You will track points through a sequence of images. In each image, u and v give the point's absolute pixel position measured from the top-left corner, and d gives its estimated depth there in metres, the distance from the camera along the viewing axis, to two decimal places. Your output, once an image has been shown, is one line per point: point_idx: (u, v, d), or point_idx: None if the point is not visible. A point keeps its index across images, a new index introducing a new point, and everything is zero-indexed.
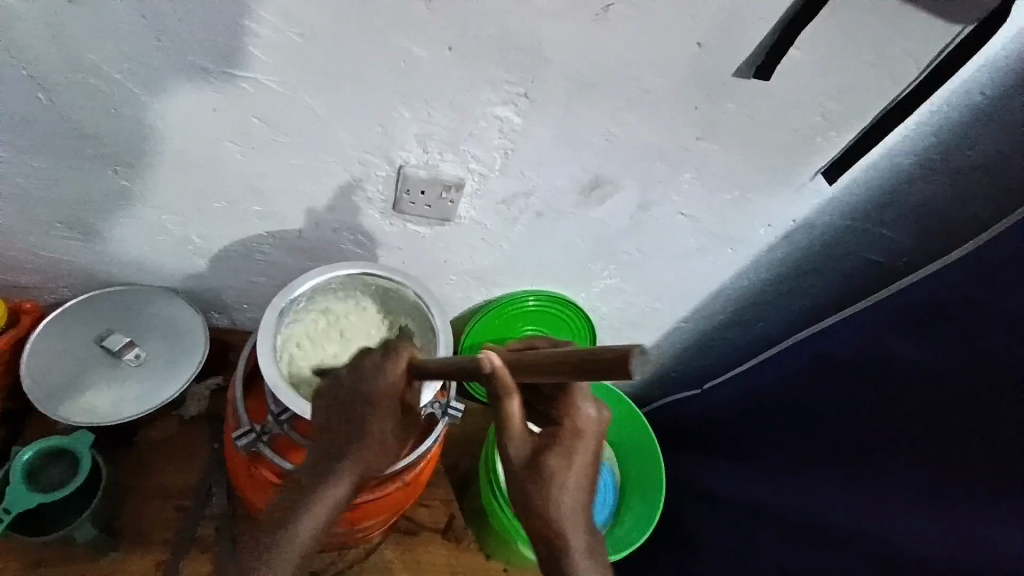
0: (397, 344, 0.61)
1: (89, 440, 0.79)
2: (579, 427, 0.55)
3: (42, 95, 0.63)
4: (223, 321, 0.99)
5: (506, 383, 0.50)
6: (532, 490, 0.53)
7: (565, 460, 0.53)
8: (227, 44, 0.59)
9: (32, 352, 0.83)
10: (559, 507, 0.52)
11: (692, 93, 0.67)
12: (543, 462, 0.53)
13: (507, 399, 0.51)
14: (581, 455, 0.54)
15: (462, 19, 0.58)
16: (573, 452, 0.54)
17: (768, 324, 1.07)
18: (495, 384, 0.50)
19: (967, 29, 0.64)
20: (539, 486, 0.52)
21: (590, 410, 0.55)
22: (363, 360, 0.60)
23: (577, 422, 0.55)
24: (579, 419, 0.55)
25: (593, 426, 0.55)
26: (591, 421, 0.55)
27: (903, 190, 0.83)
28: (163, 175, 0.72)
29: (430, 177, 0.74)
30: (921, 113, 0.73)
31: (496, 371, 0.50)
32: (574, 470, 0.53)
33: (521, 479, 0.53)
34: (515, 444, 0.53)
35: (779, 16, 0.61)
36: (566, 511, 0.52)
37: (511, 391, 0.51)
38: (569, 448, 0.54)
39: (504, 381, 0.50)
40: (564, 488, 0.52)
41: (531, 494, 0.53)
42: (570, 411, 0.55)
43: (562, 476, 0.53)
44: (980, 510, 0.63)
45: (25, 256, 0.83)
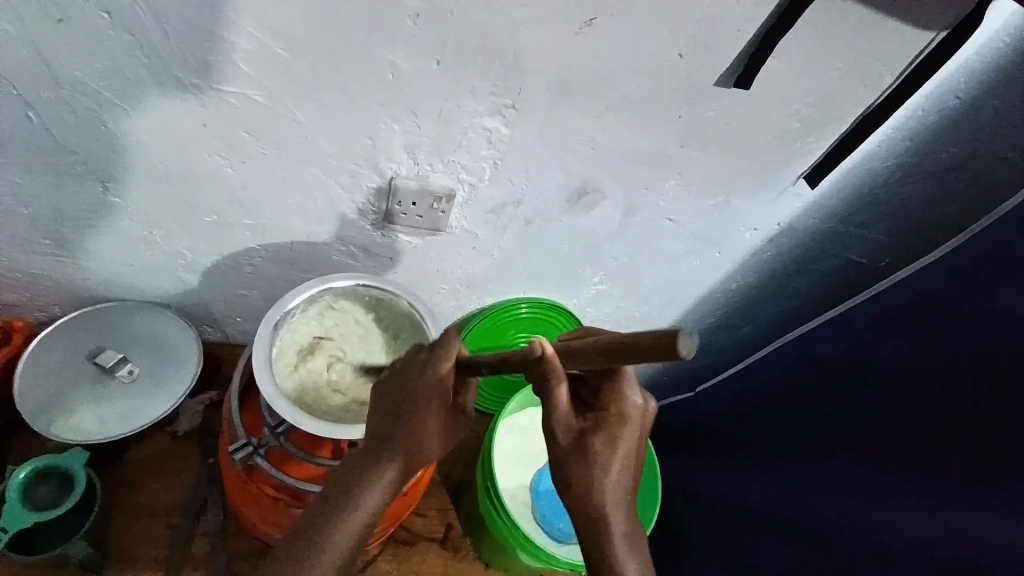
0: (444, 337, 0.60)
1: (82, 459, 0.79)
2: (626, 414, 0.54)
3: (32, 113, 0.63)
4: (214, 335, 0.99)
5: (554, 369, 0.50)
6: (577, 473, 0.54)
7: (610, 444, 0.54)
8: (217, 62, 0.60)
9: (22, 368, 0.82)
10: (602, 489, 0.54)
11: (675, 101, 0.69)
12: (588, 446, 0.54)
13: (556, 385, 0.52)
14: (625, 441, 0.54)
15: (448, 34, 0.60)
16: (617, 439, 0.54)
17: (757, 326, 1.08)
18: (545, 367, 0.50)
19: (938, 35, 0.66)
20: (584, 468, 0.54)
21: (637, 399, 0.55)
22: (413, 356, 0.61)
23: (624, 410, 0.54)
24: (626, 406, 0.54)
25: (638, 414, 0.55)
26: (637, 409, 0.55)
27: (883, 191, 0.85)
28: (154, 190, 0.73)
29: (419, 188, 0.75)
30: (897, 118, 0.75)
31: (546, 357, 0.50)
32: (620, 456, 0.54)
33: (564, 460, 0.55)
34: (560, 426, 0.54)
35: (756, 26, 0.63)
36: (610, 493, 0.54)
37: (558, 377, 0.51)
38: (615, 434, 0.54)
39: (552, 367, 0.50)
40: (608, 471, 0.54)
41: (574, 476, 0.54)
42: (616, 399, 0.54)
43: (607, 460, 0.54)
44: (960, 500, 0.64)
45: (12, 274, 0.83)
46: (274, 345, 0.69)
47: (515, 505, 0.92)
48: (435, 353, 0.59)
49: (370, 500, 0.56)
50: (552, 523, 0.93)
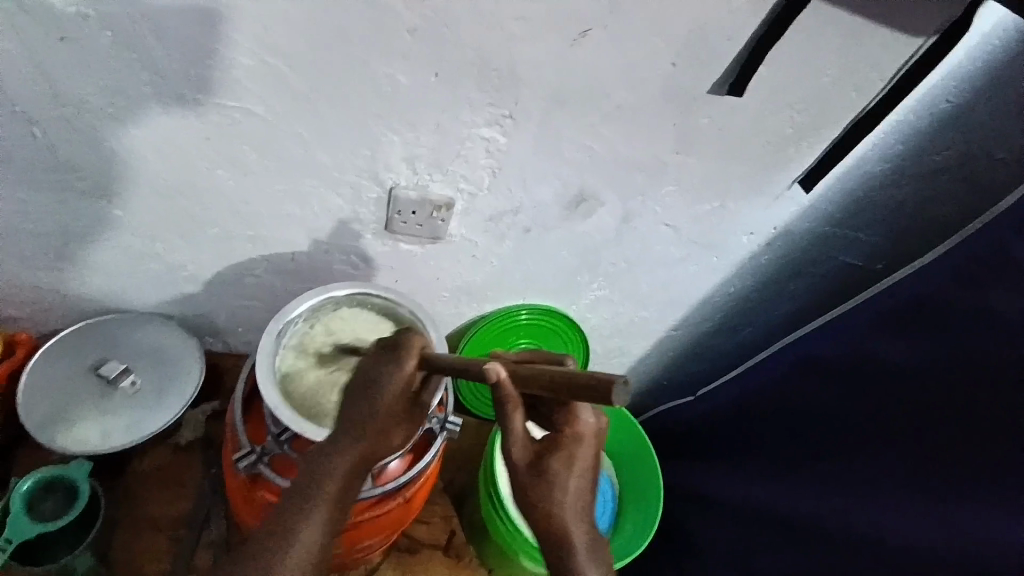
0: (405, 338, 0.61)
1: (85, 470, 0.79)
2: (580, 434, 0.54)
3: (36, 130, 0.64)
4: (217, 345, 0.99)
5: (506, 392, 0.51)
6: (536, 499, 0.54)
7: (567, 465, 0.54)
8: (218, 77, 0.61)
9: (26, 381, 0.83)
10: (561, 510, 0.54)
11: (670, 109, 0.70)
12: (545, 469, 0.54)
13: (510, 410, 0.52)
14: (582, 461, 0.54)
15: (445, 47, 0.61)
16: (574, 460, 0.54)
17: (755, 329, 1.09)
18: (497, 393, 0.51)
19: (927, 41, 0.67)
20: (541, 492, 0.54)
21: (591, 419, 0.55)
22: (376, 355, 0.61)
23: (577, 430, 0.54)
24: (580, 428, 0.54)
25: (592, 433, 0.55)
26: (590, 428, 0.55)
27: (877, 194, 0.86)
28: (156, 203, 0.74)
29: (419, 198, 0.76)
30: (890, 122, 0.76)
31: (500, 383, 0.51)
32: (577, 477, 0.54)
33: (523, 484, 0.54)
34: (517, 448, 0.54)
35: (747, 35, 0.64)
36: (570, 512, 0.54)
37: (511, 401, 0.51)
38: (571, 454, 0.54)
39: (504, 391, 0.51)
40: (567, 492, 0.54)
41: (533, 499, 0.54)
42: (570, 420, 0.54)
43: (564, 484, 0.53)
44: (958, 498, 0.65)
45: (16, 288, 0.83)
46: (276, 353, 0.69)
47: None
48: (397, 354, 0.60)
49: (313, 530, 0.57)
50: None
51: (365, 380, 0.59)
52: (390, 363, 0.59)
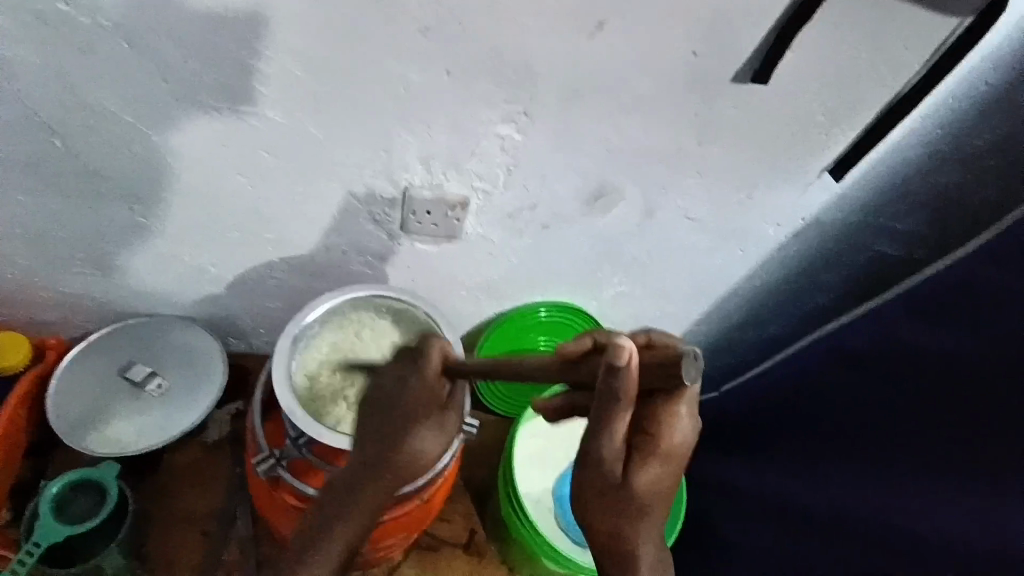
0: (426, 343, 0.61)
1: (115, 471, 0.81)
2: (670, 447, 0.49)
3: (55, 138, 0.65)
4: (241, 345, 1.00)
5: (627, 389, 0.44)
6: (616, 507, 0.50)
7: (654, 475, 0.50)
8: (230, 81, 0.61)
9: (57, 385, 0.85)
10: (636, 524, 0.50)
11: (691, 99, 0.67)
12: (632, 479, 0.49)
13: (624, 404, 0.45)
14: (665, 473, 0.50)
15: (458, 42, 0.59)
16: (659, 475, 0.50)
17: (784, 323, 1.05)
18: (616, 385, 0.44)
19: (968, 20, 0.63)
20: (622, 503, 0.50)
21: (686, 429, 0.49)
22: (399, 368, 0.61)
23: (669, 440, 0.49)
24: (674, 439, 0.49)
25: (684, 444, 0.49)
26: (682, 439, 0.49)
27: (913, 183, 0.82)
28: (177, 208, 0.74)
29: (435, 198, 0.75)
30: (926, 107, 0.72)
31: (622, 378, 0.44)
32: (656, 491, 0.50)
33: (602, 490, 0.50)
34: (609, 453, 0.48)
35: (772, 21, 0.61)
36: (643, 536, 0.51)
37: (628, 397, 0.45)
38: (660, 466, 0.49)
39: (628, 384, 0.44)
40: (648, 504, 0.50)
41: (614, 504, 0.50)
42: (667, 431, 0.48)
43: (648, 499, 0.50)
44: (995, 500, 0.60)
45: (45, 294, 0.85)
46: (294, 359, 0.69)
47: (538, 510, 0.92)
48: (418, 363, 0.59)
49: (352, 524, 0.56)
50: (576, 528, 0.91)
51: (386, 400, 0.59)
52: (414, 370, 0.59)
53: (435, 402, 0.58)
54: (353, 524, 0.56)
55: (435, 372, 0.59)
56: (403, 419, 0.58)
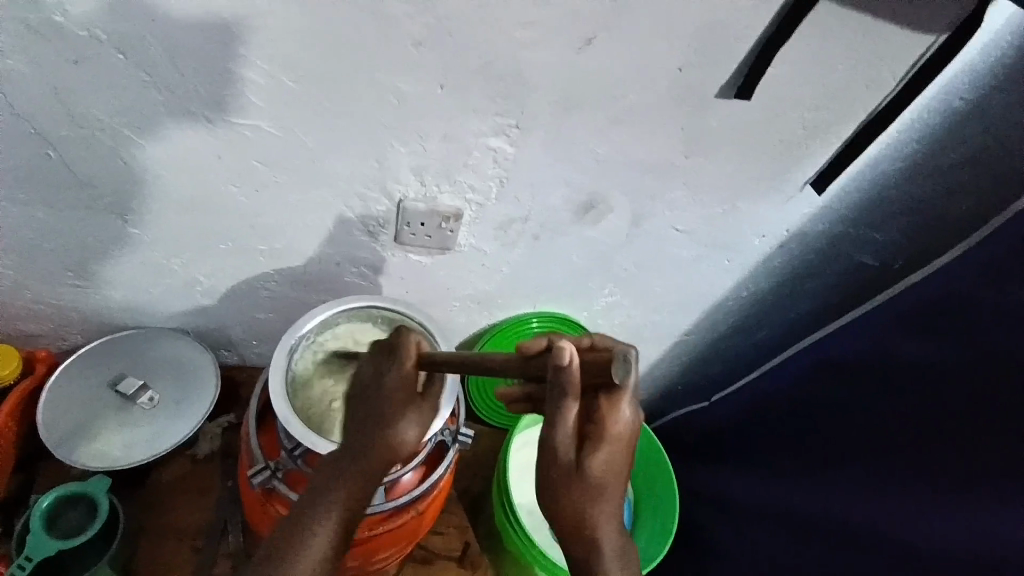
0: (399, 340, 0.62)
1: (106, 485, 0.79)
2: (616, 432, 0.51)
3: (51, 149, 0.65)
4: (232, 358, 1.00)
5: (572, 381, 0.47)
6: (574, 496, 0.52)
7: (606, 460, 0.52)
8: (228, 94, 0.62)
9: (46, 400, 0.84)
10: (596, 508, 0.52)
11: (677, 113, 0.69)
12: (584, 466, 0.51)
13: (570, 398, 0.48)
14: (616, 457, 0.52)
15: (451, 57, 0.61)
16: (609, 459, 0.52)
17: (772, 333, 1.07)
18: (563, 380, 0.47)
19: (939, 37, 0.66)
20: (580, 491, 0.52)
21: (630, 416, 0.51)
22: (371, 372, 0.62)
23: (614, 426, 0.50)
24: (620, 426, 0.51)
25: (629, 429, 0.52)
26: (628, 424, 0.51)
27: (891, 194, 0.85)
28: (171, 220, 0.75)
29: (428, 209, 0.76)
30: (902, 120, 0.75)
31: (566, 373, 0.47)
32: (610, 474, 0.52)
33: (559, 481, 0.52)
34: (561, 442, 0.51)
35: (754, 38, 0.63)
36: (601, 520, 0.52)
37: (574, 390, 0.48)
38: (609, 452, 0.51)
39: (572, 379, 0.47)
40: (603, 490, 0.52)
41: (571, 494, 0.52)
42: (611, 418, 0.50)
43: (603, 484, 0.52)
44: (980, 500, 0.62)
45: (35, 306, 0.85)
46: (289, 369, 0.70)
47: (531, 520, 0.92)
48: (393, 363, 0.61)
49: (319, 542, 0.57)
50: None
51: (370, 390, 0.61)
52: (389, 367, 0.61)
53: (413, 393, 0.61)
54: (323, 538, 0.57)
55: (411, 368, 0.61)
56: (383, 415, 0.59)
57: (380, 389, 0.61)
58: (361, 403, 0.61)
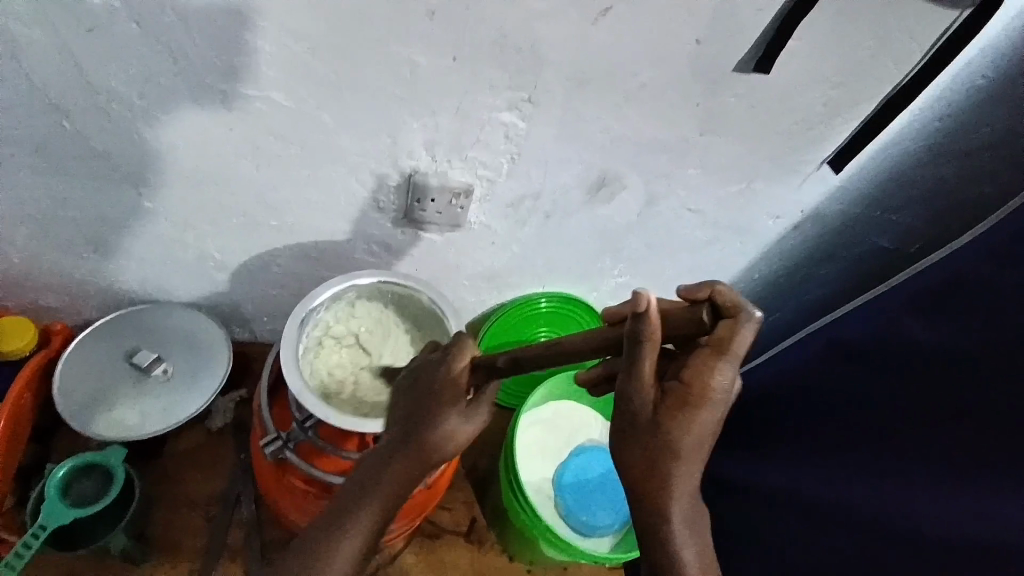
0: (459, 340, 0.58)
1: (122, 454, 0.82)
2: (705, 397, 0.47)
3: (66, 120, 0.65)
4: (244, 334, 1.01)
5: (652, 330, 0.44)
6: (652, 452, 0.49)
7: (690, 427, 0.48)
8: (240, 66, 0.62)
9: (62, 370, 0.85)
10: (676, 469, 0.49)
11: (693, 89, 0.68)
12: (664, 424, 0.48)
13: (647, 348, 0.45)
14: (702, 422, 0.48)
15: (465, 29, 0.60)
16: (695, 424, 0.48)
17: (783, 315, 1.07)
18: (642, 326, 0.44)
19: (964, 11, 0.64)
20: (659, 448, 0.49)
21: (725, 381, 0.47)
22: (433, 358, 0.59)
23: (706, 388, 0.47)
24: (711, 389, 0.47)
25: (723, 394, 0.48)
26: (722, 388, 0.47)
27: (910, 175, 0.83)
28: (183, 194, 0.75)
29: (439, 184, 0.76)
30: (923, 99, 0.73)
31: (647, 317, 0.43)
32: (696, 442, 0.49)
33: (639, 435, 0.49)
34: (638, 393, 0.47)
35: (773, 11, 0.62)
36: (682, 483, 0.50)
37: (654, 339, 0.44)
38: (695, 416, 0.48)
39: (652, 327, 0.44)
40: (683, 455, 0.49)
41: (650, 450, 0.49)
42: (705, 380, 0.47)
43: (682, 447, 0.48)
44: (989, 479, 0.61)
45: (52, 278, 0.86)
46: (300, 342, 0.70)
47: (539, 498, 0.92)
48: (452, 356, 0.57)
49: (357, 533, 0.53)
50: (577, 517, 0.91)
51: (416, 391, 0.57)
52: (445, 361, 0.57)
53: (461, 394, 0.56)
54: (351, 543, 0.53)
55: (463, 370, 0.56)
56: (430, 409, 0.55)
57: (432, 381, 0.57)
58: (416, 392, 0.57)
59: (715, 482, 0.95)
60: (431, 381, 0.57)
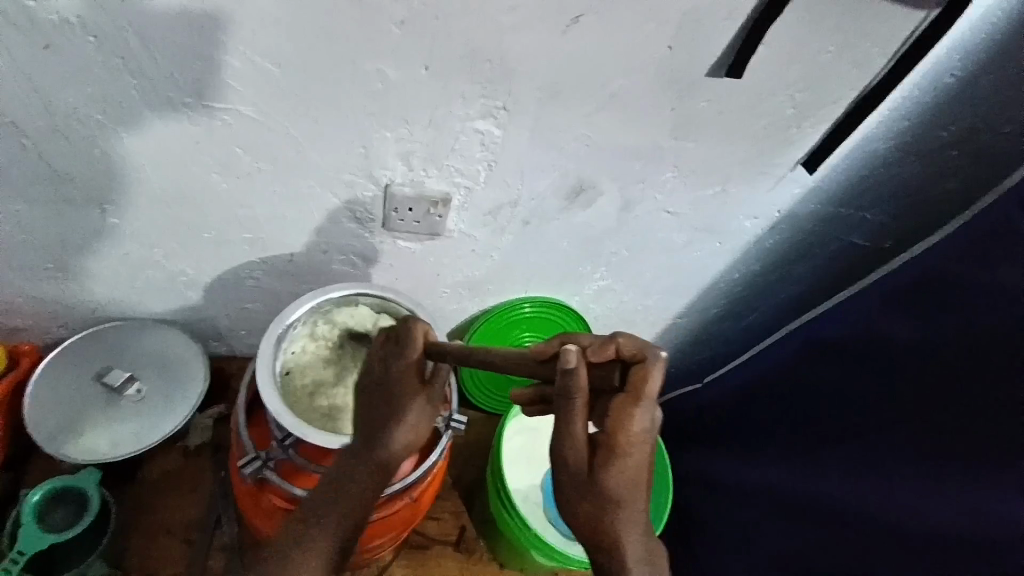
0: (406, 327, 0.62)
1: (96, 477, 0.80)
2: (628, 445, 0.49)
3: (25, 140, 0.63)
4: (221, 349, 0.99)
5: (579, 384, 0.47)
6: (588, 505, 0.51)
7: (620, 475, 0.50)
8: (205, 80, 0.60)
9: (31, 394, 0.83)
10: (616, 517, 0.51)
11: (667, 95, 0.69)
12: (599, 478, 0.50)
13: (575, 399, 0.48)
14: (631, 466, 0.50)
15: (435, 39, 0.59)
16: (624, 470, 0.50)
17: (763, 314, 1.07)
18: (568, 384, 0.47)
19: (931, 13, 0.65)
20: (595, 498, 0.51)
21: (645, 424, 0.49)
22: (381, 351, 0.63)
23: (626, 437, 0.49)
24: (632, 434, 0.49)
25: (644, 436, 0.50)
26: (642, 433, 0.49)
27: (882, 174, 0.84)
28: (150, 211, 0.73)
29: (415, 195, 0.75)
30: (892, 100, 0.75)
31: (570, 373, 0.47)
32: (628, 488, 0.51)
33: (573, 491, 0.52)
34: (569, 447, 0.50)
35: (743, 17, 0.62)
36: (625, 529, 0.52)
37: (579, 392, 0.48)
38: (623, 463, 0.50)
39: (577, 382, 0.47)
40: (617, 501, 0.51)
41: (589, 502, 0.51)
42: (626, 428, 0.49)
43: (615, 495, 0.51)
44: (966, 475, 0.62)
45: (17, 300, 0.83)
46: (276, 359, 0.69)
47: (526, 505, 0.92)
48: (403, 351, 0.61)
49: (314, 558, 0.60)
50: (564, 521, 0.92)
51: (373, 390, 0.63)
52: (395, 356, 0.61)
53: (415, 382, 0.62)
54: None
55: (416, 358, 0.61)
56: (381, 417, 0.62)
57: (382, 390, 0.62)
58: (364, 409, 0.63)
59: (700, 482, 0.96)
60: (382, 388, 0.62)
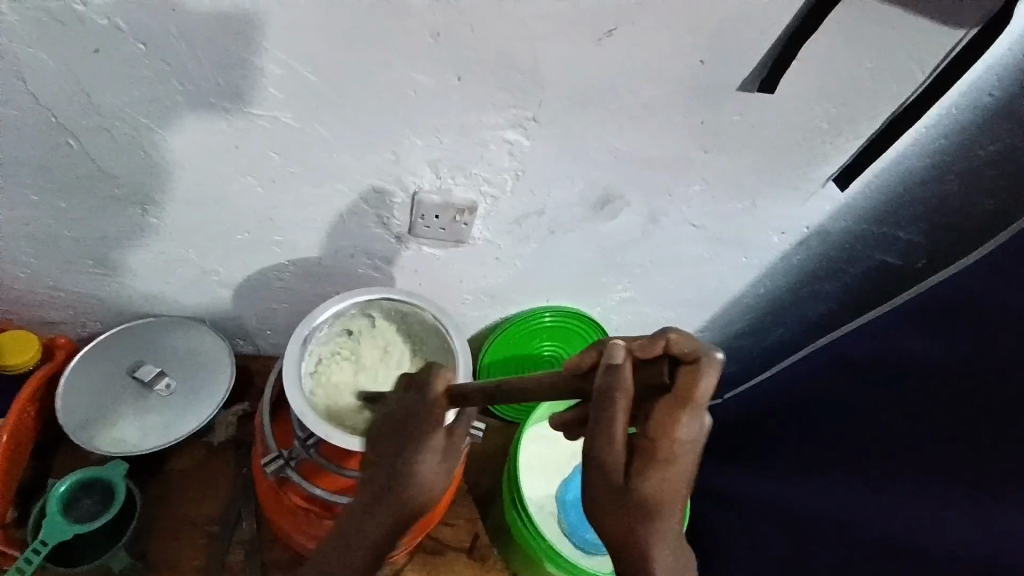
0: (428, 373, 0.59)
1: (122, 469, 0.82)
2: (670, 452, 0.47)
3: (72, 140, 0.66)
4: (247, 348, 1.01)
5: (623, 386, 0.46)
6: (620, 509, 0.50)
7: (659, 478, 0.49)
8: (244, 86, 0.62)
9: (65, 385, 0.86)
10: (649, 525, 0.50)
11: (696, 109, 0.68)
12: (635, 483, 0.49)
13: (616, 403, 0.47)
14: (670, 474, 0.49)
15: (469, 50, 0.60)
16: (662, 477, 0.49)
17: (788, 331, 1.06)
18: (609, 386, 0.46)
19: (970, 33, 0.64)
20: (628, 502, 0.50)
21: (691, 431, 0.46)
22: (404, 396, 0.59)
23: (670, 445, 0.47)
24: (675, 443, 0.47)
25: (691, 444, 0.47)
26: (687, 442, 0.47)
27: (916, 192, 0.83)
28: (186, 211, 0.75)
29: (443, 202, 0.76)
30: (928, 118, 0.73)
31: (614, 373, 0.46)
32: (662, 493, 0.49)
33: (607, 492, 0.50)
34: (609, 450, 0.48)
35: (776, 33, 0.62)
36: (662, 535, 0.51)
37: (623, 395, 0.46)
38: (663, 469, 0.48)
39: (620, 383, 0.46)
40: (653, 507, 0.50)
41: (622, 509, 0.50)
42: (669, 433, 0.47)
43: (651, 499, 0.49)
44: None
45: (56, 293, 0.86)
46: (302, 360, 0.70)
47: (541, 515, 0.92)
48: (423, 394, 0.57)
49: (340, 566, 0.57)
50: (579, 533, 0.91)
51: (398, 423, 0.58)
52: (417, 398, 0.58)
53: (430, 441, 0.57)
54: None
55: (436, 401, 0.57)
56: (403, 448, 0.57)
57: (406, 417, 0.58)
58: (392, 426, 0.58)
59: (718, 500, 0.94)
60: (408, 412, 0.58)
